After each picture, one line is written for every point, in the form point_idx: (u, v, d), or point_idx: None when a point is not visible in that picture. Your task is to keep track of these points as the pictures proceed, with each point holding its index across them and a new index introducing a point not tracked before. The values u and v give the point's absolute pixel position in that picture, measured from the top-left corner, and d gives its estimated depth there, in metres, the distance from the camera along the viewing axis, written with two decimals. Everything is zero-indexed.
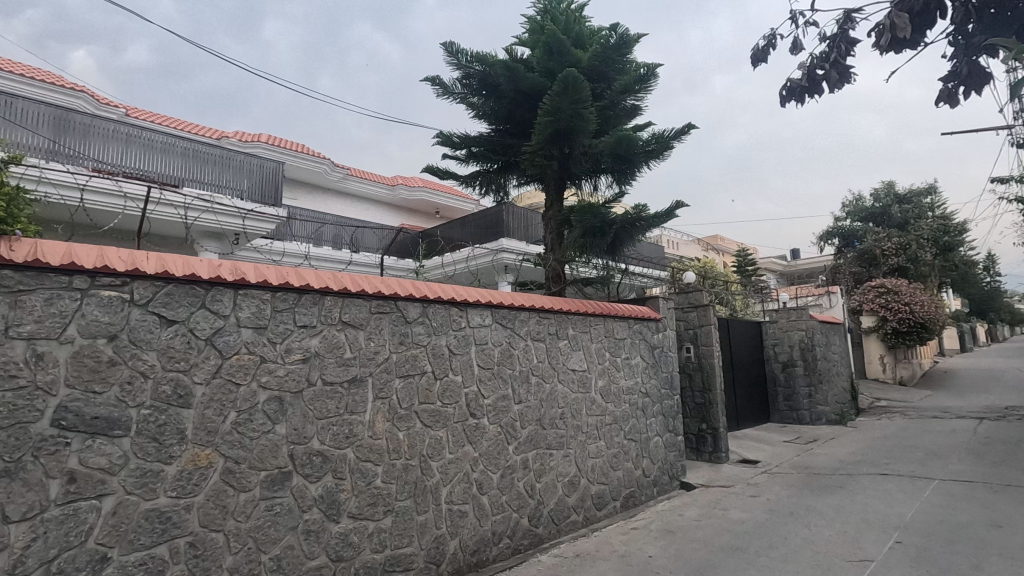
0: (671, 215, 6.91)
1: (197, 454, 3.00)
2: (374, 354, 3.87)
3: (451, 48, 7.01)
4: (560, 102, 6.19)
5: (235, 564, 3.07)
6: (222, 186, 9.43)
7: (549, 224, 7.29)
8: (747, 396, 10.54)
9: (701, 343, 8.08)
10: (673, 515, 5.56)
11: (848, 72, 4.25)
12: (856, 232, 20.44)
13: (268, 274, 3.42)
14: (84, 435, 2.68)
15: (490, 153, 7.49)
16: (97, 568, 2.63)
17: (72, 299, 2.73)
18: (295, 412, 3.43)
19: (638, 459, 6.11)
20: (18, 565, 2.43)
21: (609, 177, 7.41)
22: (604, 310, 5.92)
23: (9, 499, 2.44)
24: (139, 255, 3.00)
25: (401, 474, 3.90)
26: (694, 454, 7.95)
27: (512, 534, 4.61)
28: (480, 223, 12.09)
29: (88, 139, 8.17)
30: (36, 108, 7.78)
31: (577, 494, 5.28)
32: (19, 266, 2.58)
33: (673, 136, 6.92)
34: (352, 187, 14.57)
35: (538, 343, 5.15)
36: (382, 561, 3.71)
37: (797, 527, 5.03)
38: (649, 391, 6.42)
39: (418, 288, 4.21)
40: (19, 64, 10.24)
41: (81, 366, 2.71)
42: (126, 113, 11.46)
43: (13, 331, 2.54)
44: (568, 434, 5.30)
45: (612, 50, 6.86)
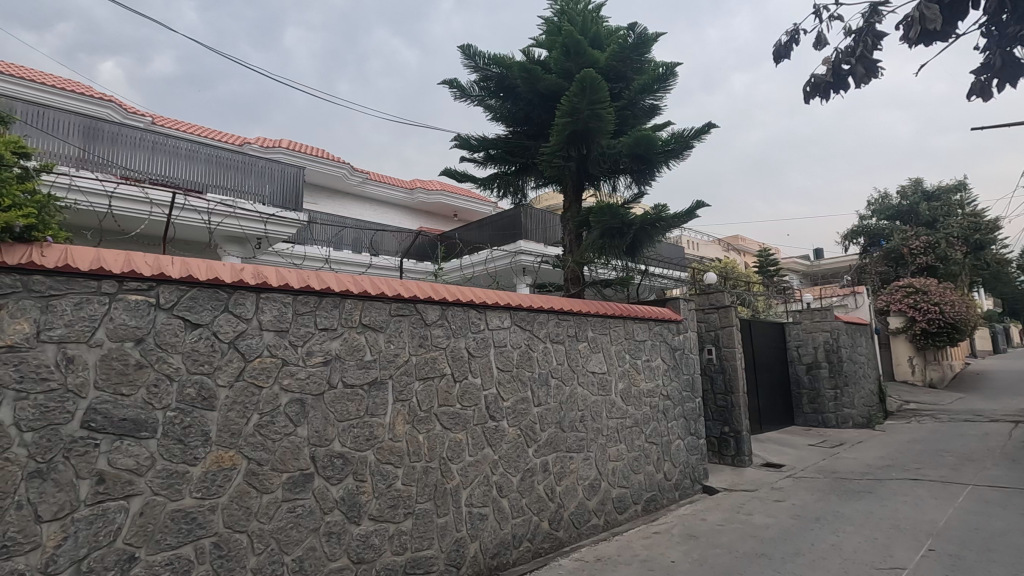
0: (691, 215, 6.82)
1: (221, 456, 3.04)
2: (393, 357, 3.88)
3: (468, 51, 7.03)
4: (578, 102, 6.15)
5: (258, 564, 3.10)
6: (244, 192, 9.59)
7: (567, 226, 7.27)
8: (770, 398, 10.35)
9: (723, 345, 7.95)
10: (695, 520, 5.48)
11: (877, 67, 3.80)
12: (881, 231, 20.11)
13: (289, 278, 3.46)
14: (113, 436, 2.73)
15: (508, 155, 7.45)
16: (125, 567, 2.69)
17: (101, 304, 2.79)
18: (317, 414, 3.46)
19: (660, 462, 6.03)
20: (49, 564, 2.49)
21: (628, 177, 7.35)
22: (624, 312, 5.86)
23: (41, 499, 2.50)
24: (165, 259, 3.05)
25: (421, 476, 3.91)
26: (716, 457, 7.82)
27: (533, 538, 4.58)
28: (498, 224, 12.10)
29: (116, 147, 8.38)
30: (66, 118, 8.00)
31: (597, 497, 5.23)
32: (50, 271, 2.66)
33: (693, 136, 6.85)
34: (371, 191, 14.68)
35: (557, 345, 5.12)
36: (402, 563, 3.72)
37: (824, 533, 4.92)
38: (670, 394, 6.34)
39: (437, 291, 4.22)
40: (51, 76, 10.56)
41: (109, 369, 2.77)
42: (152, 121, 11.72)
43: (44, 334, 2.61)
44: (589, 437, 5.26)
45: (631, 50, 6.82)
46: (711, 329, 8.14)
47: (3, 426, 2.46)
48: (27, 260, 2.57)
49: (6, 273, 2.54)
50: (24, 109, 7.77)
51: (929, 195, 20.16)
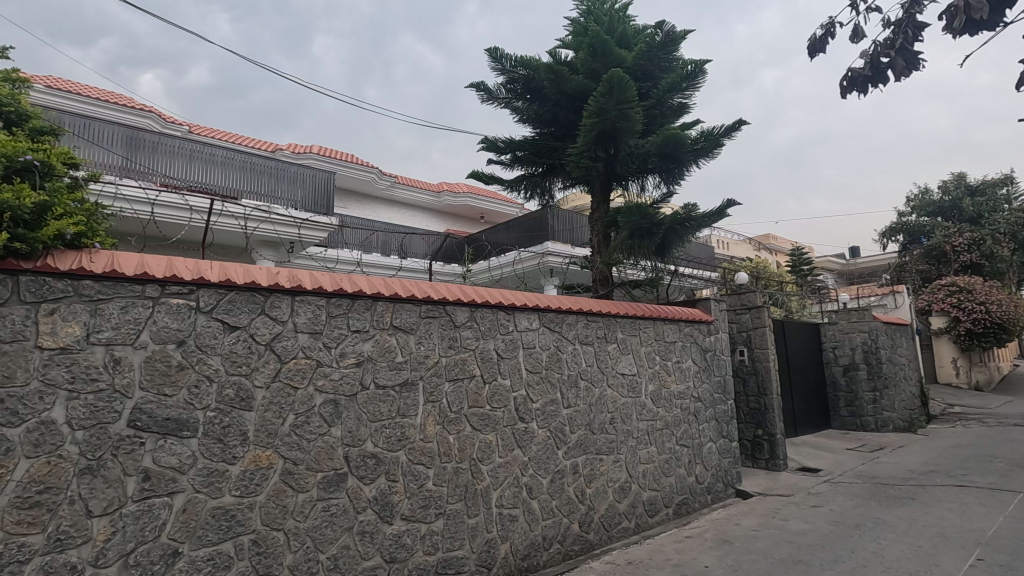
0: (722, 215, 6.72)
1: (258, 455, 3.12)
2: (424, 358, 3.92)
3: (495, 53, 7.06)
4: (605, 102, 6.10)
5: (294, 562, 3.17)
6: (278, 197, 9.82)
7: (595, 227, 7.24)
8: (805, 401, 10.09)
9: (755, 346, 7.79)
10: (729, 525, 5.37)
11: (918, 59, 3.34)
12: (922, 228, 19.42)
13: (323, 281, 3.53)
14: (157, 435, 2.83)
15: (535, 156, 7.43)
16: (169, 562, 2.78)
17: (145, 307, 2.89)
18: (350, 415, 3.51)
19: (691, 465, 5.94)
20: (100, 556, 2.61)
21: (656, 177, 7.28)
22: (655, 313, 5.80)
23: (91, 494, 2.62)
24: (204, 264, 3.16)
25: (452, 477, 3.94)
26: (750, 461, 7.65)
27: (563, 539, 4.57)
28: (526, 226, 12.11)
29: (156, 156, 8.67)
30: (110, 128, 8.31)
31: (628, 500, 5.18)
32: (99, 276, 2.77)
33: (723, 134, 6.75)
34: (400, 194, 14.87)
35: (586, 346, 5.09)
36: (434, 563, 3.76)
37: (864, 540, 4.78)
38: (701, 395, 6.24)
39: (466, 293, 4.26)
40: (96, 89, 11.03)
41: (153, 370, 2.87)
42: (189, 129, 12.12)
43: (93, 337, 2.73)
44: (619, 439, 5.22)
45: (659, 48, 6.84)
46: (743, 330, 7.98)
47: (56, 425, 2.58)
48: (78, 267, 2.70)
49: (59, 279, 2.67)
50: (72, 122, 8.11)
51: (973, 190, 19.39)
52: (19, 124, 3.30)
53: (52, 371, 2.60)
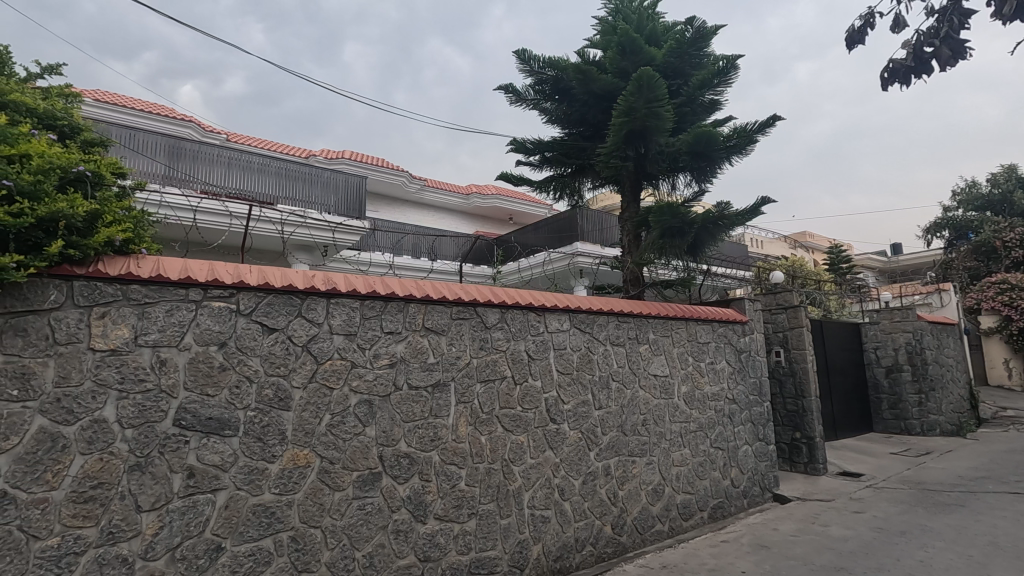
0: (756, 212, 6.58)
1: (296, 454, 3.20)
2: (455, 359, 3.96)
3: (524, 55, 7.09)
4: (635, 100, 6.04)
5: (331, 559, 3.24)
6: (312, 202, 10.06)
7: (626, 227, 7.17)
8: (846, 403, 9.79)
9: (792, 347, 7.58)
10: (766, 530, 5.25)
11: (965, 47, 3.20)
12: (970, 224, 18.58)
13: (357, 283, 3.60)
14: (200, 434, 2.93)
15: (564, 157, 7.40)
16: (213, 556, 2.88)
17: (189, 310, 3.00)
18: (384, 415, 3.57)
19: (726, 468, 5.83)
20: (148, 549, 2.71)
21: (687, 176, 7.18)
22: (687, 313, 5.72)
23: (141, 490, 2.73)
24: (244, 268, 3.26)
25: (484, 478, 3.96)
26: (787, 465, 7.45)
27: (596, 542, 4.54)
28: (555, 226, 12.08)
29: (197, 164, 8.98)
30: (153, 138, 8.64)
31: (661, 503, 5.11)
32: (146, 281, 2.89)
33: (757, 130, 6.62)
34: (429, 197, 15.02)
35: (618, 347, 5.06)
36: (467, 563, 3.78)
37: (910, 548, 4.60)
38: (736, 397, 6.11)
39: (496, 294, 4.28)
40: (139, 101, 11.49)
41: (197, 370, 2.97)
42: (227, 138, 12.50)
43: (141, 339, 2.85)
44: (651, 441, 5.16)
45: (689, 45, 6.76)
46: (779, 330, 7.77)
47: (108, 423, 2.71)
48: (126, 272, 2.82)
49: (109, 283, 2.80)
50: (118, 133, 8.46)
51: None
52: (71, 137, 3.47)
53: (103, 372, 2.73)
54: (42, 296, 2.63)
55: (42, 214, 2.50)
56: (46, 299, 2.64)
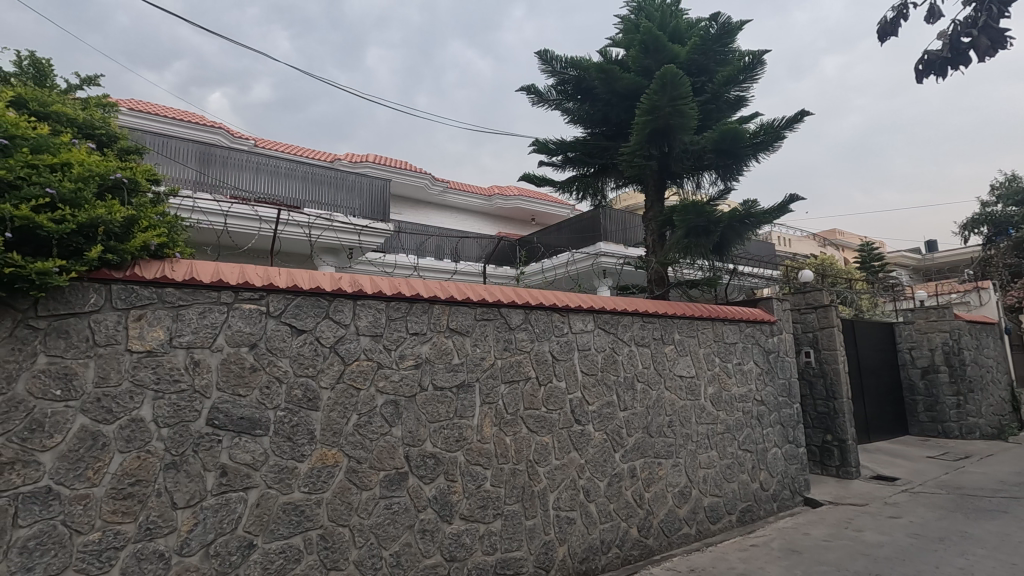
0: (784, 210, 6.45)
1: (324, 454, 3.25)
2: (480, 360, 3.97)
3: (546, 56, 7.08)
4: (659, 99, 5.99)
5: (360, 557, 3.28)
6: (337, 205, 10.22)
7: (650, 226, 7.11)
8: (879, 405, 9.52)
9: (823, 347, 7.41)
10: (797, 534, 5.13)
11: (1006, 36, 3.06)
12: (1010, 219, 17.88)
13: (383, 285, 3.64)
14: (232, 433, 3.00)
15: (587, 157, 7.37)
16: (246, 553, 2.94)
17: (221, 312, 3.08)
18: (409, 415, 3.60)
19: (755, 471, 5.72)
20: (184, 545, 2.79)
21: (712, 174, 7.08)
22: (714, 313, 5.64)
23: (176, 488, 2.81)
24: (273, 271, 3.33)
25: (509, 479, 3.96)
26: (818, 468, 7.28)
27: (621, 544, 4.51)
28: (578, 227, 12.03)
29: (226, 170, 9.19)
30: (185, 145, 8.87)
31: (688, 505, 5.05)
32: (179, 284, 2.97)
33: (784, 126, 6.49)
34: (452, 199, 15.10)
35: (643, 348, 5.01)
36: (493, 563, 3.79)
37: (948, 555, 4.45)
38: (764, 399, 6.00)
39: (520, 295, 4.28)
40: (171, 109, 11.82)
41: (229, 371, 3.05)
42: (254, 143, 12.78)
43: (176, 341, 2.93)
44: (677, 443, 5.10)
45: (713, 41, 6.67)
46: (809, 330, 7.60)
47: (145, 422, 2.79)
48: (161, 275, 2.91)
49: (145, 287, 2.89)
50: (152, 141, 8.71)
51: None
52: (108, 145, 3.59)
53: (141, 372, 2.82)
54: (83, 300, 2.73)
55: (82, 220, 2.60)
56: (86, 302, 2.73)
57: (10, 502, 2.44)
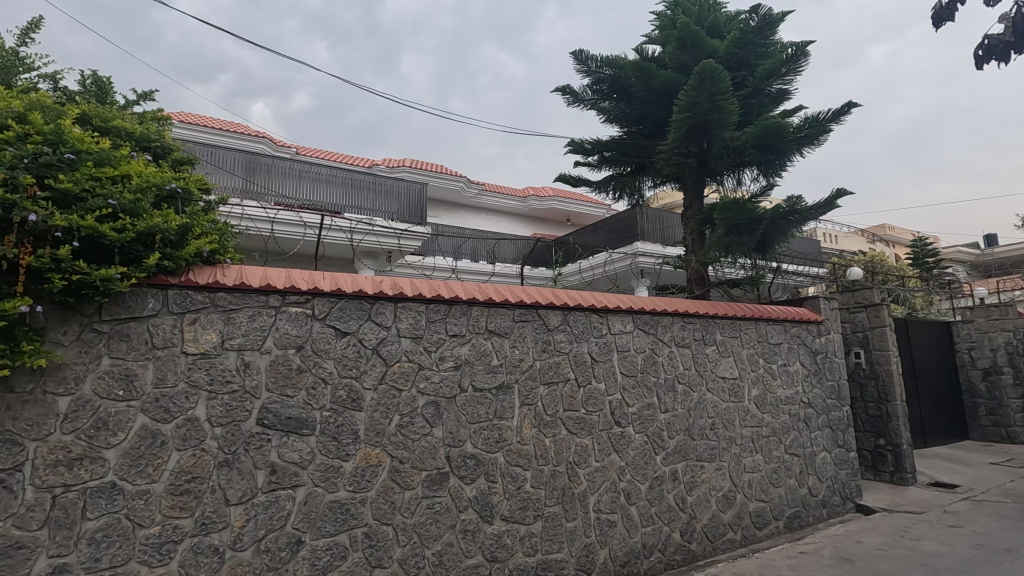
0: (831, 206, 6.23)
1: (368, 453, 3.32)
2: (519, 361, 3.98)
3: (580, 56, 7.06)
4: (697, 95, 5.88)
5: (403, 555, 3.33)
6: (376, 210, 10.43)
7: (689, 225, 6.98)
8: (936, 408, 9.08)
9: (874, 348, 7.11)
10: (849, 542, 4.94)
11: None
12: None
13: (423, 287, 3.69)
14: (281, 432, 3.10)
15: (623, 156, 7.31)
16: (295, 549, 3.03)
17: (269, 316, 3.19)
18: (450, 416, 3.64)
19: (803, 476, 5.54)
20: (237, 540, 2.89)
21: (754, 170, 6.91)
22: (757, 313, 5.49)
23: (229, 484, 2.92)
24: (317, 275, 3.43)
25: (549, 480, 3.96)
26: (871, 473, 6.99)
27: (664, 548, 4.43)
28: (614, 226, 11.92)
29: (271, 177, 9.49)
30: (232, 155, 9.20)
31: (733, 510, 4.93)
32: (230, 288, 3.09)
33: (830, 118, 6.28)
34: (487, 201, 15.19)
35: (683, 349, 4.92)
36: (534, 564, 3.79)
37: (1016, 568, 4.20)
38: (812, 401, 5.81)
39: (558, 296, 4.27)
40: (218, 121, 12.30)
41: (278, 372, 3.15)
42: (296, 151, 13.18)
43: (228, 343, 3.05)
44: (721, 446, 4.98)
45: (754, 33, 6.46)
46: (858, 330, 7.31)
47: (199, 421, 2.92)
48: (213, 280, 3.03)
49: (198, 292, 3.02)
50: (201, 151, 9.07)
51: None
52: (163, 157, 3.77)
53: (196, 374, 2.95)
54: (142, 304, 2.87)
55: (141, 229, 2.73)
56: (145, 306, 2.87)
57: (79, 496, 2.59)
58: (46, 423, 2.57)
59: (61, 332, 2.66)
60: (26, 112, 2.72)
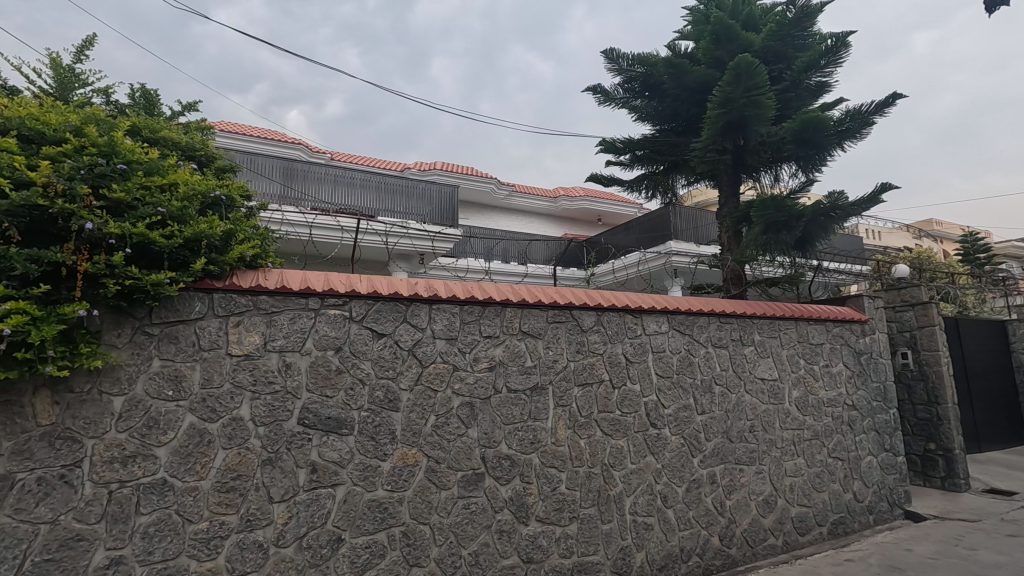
0: (874, 201, 6.02)
1: (405, 453, 3.37)
2: (553, 362, 3.98)
3: (611, 54, 7.01)
4: (732, 90, 5.76)
5: (440, 555, 3.36)
6: (409, 213, 10.56)
7: (724, 223, 6.84)
8: (990, 411, 8.65)
9: (922, 348, 6.83)
10: (897, 549, 4.76)
11: None
12: None
13: (456, 289, 3.72)
14: (321, 432, 3.17)
15: (656, 154, 7.22)
16: (335, 546, 3.09)
17: (309, 318, 3.26)
18: (485, 418, 3.66)
19: (847, 480, 5.36)
20: (280, 537, 2.97)
21: (792, 166, 6.73)
22: (797, 313, 5.34)
23: (272, 482, 3.00)
24: (354, 278, 3.49)
25: (584, 482, 3.94)
26: (920, 479, 6.71)
27: (702, 553, 4.35)
28: (646, 226, 11.77)
29: (307, 183, 9.72)
30: (270, 162, 9.46)
31: (774, 515, 4.80)
32: (272, 291, 3.18)
33: (873, 111, 6.07)
34: (518, 203, 15.21)
35: (720, 350, 4.83)
36: (570, 566, 3.78)
37: None
38: (856, 403, 5.61)
39: (592, 297, 4.25)
40: (257, 129, 12.67)
41: (317, 373, 3.22)
42: (331, 156, 13.46)
43: (270, 345, 3.14)
44: (760, 449, 4.86)
45: (792, 26, 6.31)
46: (905, 330, 7.03)
47: (244, 421, 3.01)
48: (256, 284, 3.12)
49: (242, 295, 3.12)
50: (241, 159, 9.36)
51: None
52: (208, 165, 3.90)
53: (240, 375, 3.04)
54: (190, 308, 2.98)
55: (188, 235, 2.83)
56: (192, 310, 2.98)
57: (133, 492, 2.71)
58: (103, 422, 2.70)
59: (115, 334, 2.79)
60: (82, 127, 2.85)
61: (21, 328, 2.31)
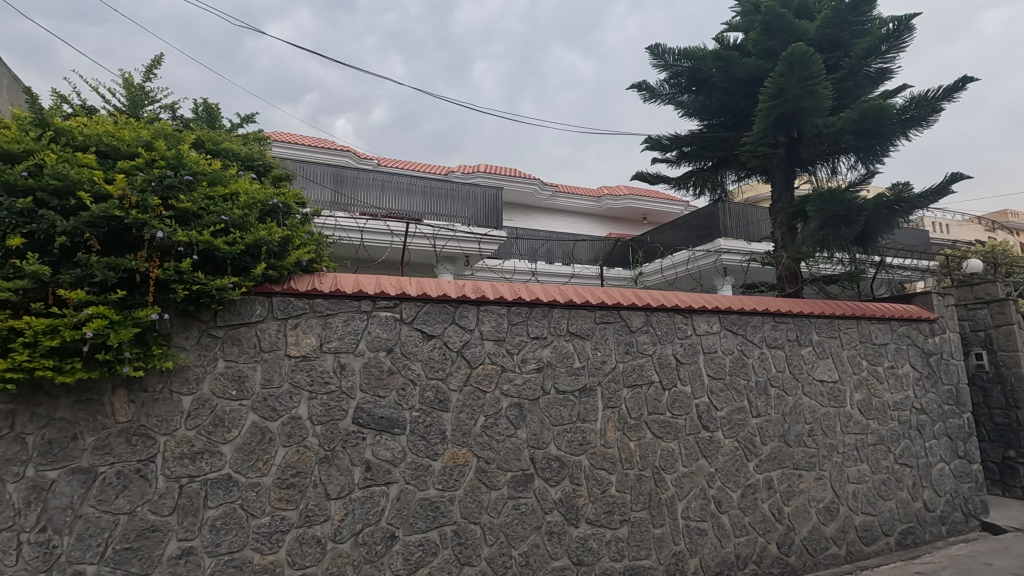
0: (943, 192, 5.67)
1: (455, 453, 3.41)
2: (601, 363, 3.94)
3: (656, 50, 6.90)
4: (786, 81, 5.55)
5: (491, 554, 3.38)
6: (454, 216, 10.70)
7: (778, 219, 6.61)
8: None
9: (999, 348, 6.39)
10: (974, 563, 4.47)
11: None
12: None
13: (504, 291, 3.75)
14: (375, 431, 3.25)
15: (704, 150, 7.04)
16: (389, 544, 3.16)
17: (362, 320, 3.35)
18: (533, 419, 3.66)
19: (916, 488, 5.07)
20: (336, 533, 3.06)
21: (851, 158, 6.44)
22: (859, 312, 5.10)
23: (330, 479, 3.10)
24: (404, 281, 3.57)
25: (635, 484, 3.88)
26: (999, 488, 6.26)
27: (759, 560, 4.21)
28: (694, 223, 11.50)
29: (356, 189, 9.99)
30: (321, 170, 9.78)
31: (836, 523, 4.59)
32: (326, 295, 3.29)
33: (940, 96, 5.73)
34: (562, 203, 15.16)
35: (776, 350, 4.66)
36: (622, 569, 3.73)
37: None
38: (925, 407, 5.30)
39: (640, 296, 4.19)
40: (308, 138, 13.13)
41: (370, 374, 3.31)
42: (378, 162, 13.80)
43: (325, 346, 3.24)
44: (820, 454, 4.66)
45: (849, 11, 5.99)
46: (980, 329, 6.59)
47: (302, 420, 3.12)
48: (311, 287, 3.24)
49: (298, 298, 3.23)
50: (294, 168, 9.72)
51: None
52: (265, 174, 4.07)
53: (298, 375, 3.16)
54: (251, 311, 3.12)
55: (249, 242, 2.97)
56: (253, 312, 3.12)
57: (201, 486, 2.85)
58: (173, 420, 2.86)
59: (184, 336, 2.95)
60: (151, 141, 3.03)
61: (101, 330, 2.48)
